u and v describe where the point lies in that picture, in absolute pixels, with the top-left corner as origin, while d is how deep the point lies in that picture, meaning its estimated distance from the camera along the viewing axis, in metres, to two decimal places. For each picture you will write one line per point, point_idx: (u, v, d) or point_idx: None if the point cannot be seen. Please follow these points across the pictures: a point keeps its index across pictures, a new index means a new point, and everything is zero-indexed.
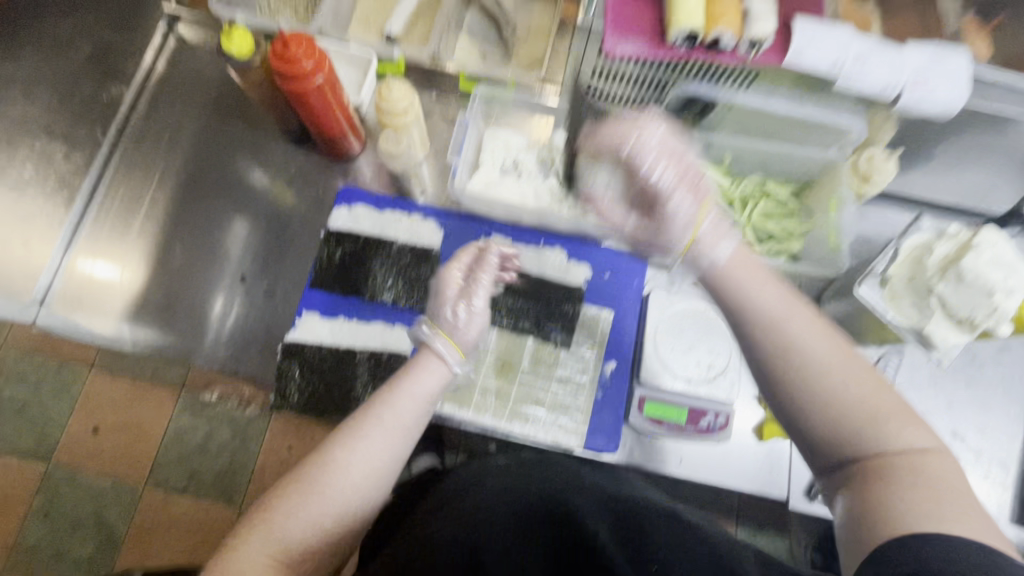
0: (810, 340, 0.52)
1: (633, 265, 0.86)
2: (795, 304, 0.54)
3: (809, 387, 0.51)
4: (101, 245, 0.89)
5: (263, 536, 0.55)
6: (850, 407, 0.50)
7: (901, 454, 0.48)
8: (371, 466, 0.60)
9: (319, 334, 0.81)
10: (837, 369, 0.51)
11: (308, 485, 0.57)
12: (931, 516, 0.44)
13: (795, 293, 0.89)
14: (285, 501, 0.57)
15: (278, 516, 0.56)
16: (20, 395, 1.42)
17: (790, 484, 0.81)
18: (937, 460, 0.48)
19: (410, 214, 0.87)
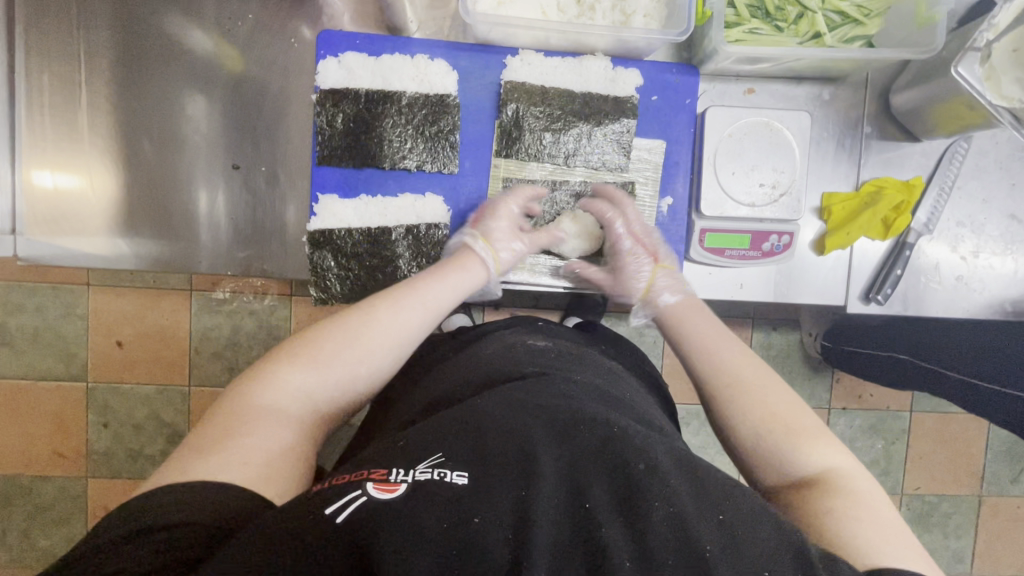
0: (757, 385, 0.58)
1: (685, 80, 0.74)
2: (753, 358, 0.61)
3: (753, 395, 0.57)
4: (55, 158, 0.74)
5: (302, 363, 0.54)
6: (780, 434, 0.54)
7: (816, 471, 0.52)
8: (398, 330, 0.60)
9: (343, 217, 0.72)
10: (779, 412, 0.56)
11: (344, 331, 0.57)
12: (876, 539, 0.45)
13: (861, 87, 0.79)
14: (341, 329, 0.57)
15: (324, 348, 0.55)
16: (27, 325, 1.36)
17: (847, 290, 0.81)
18: (849, 478, 0.51)
19: (412, 56, 0.71)
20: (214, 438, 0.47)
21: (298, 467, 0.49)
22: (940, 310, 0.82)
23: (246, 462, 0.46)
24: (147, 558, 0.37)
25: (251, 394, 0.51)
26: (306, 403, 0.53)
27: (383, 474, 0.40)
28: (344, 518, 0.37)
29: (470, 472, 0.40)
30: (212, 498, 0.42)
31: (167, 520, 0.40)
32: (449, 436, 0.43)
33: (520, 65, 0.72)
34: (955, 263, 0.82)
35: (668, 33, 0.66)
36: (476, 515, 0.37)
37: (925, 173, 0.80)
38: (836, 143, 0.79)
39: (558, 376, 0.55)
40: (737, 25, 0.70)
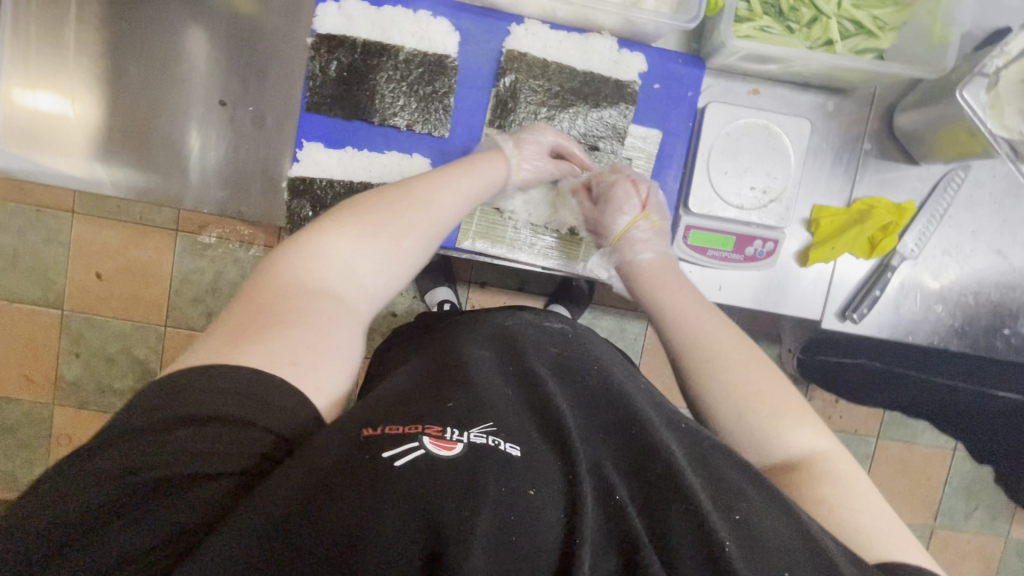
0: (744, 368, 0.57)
1: (690, 72, 0.72)
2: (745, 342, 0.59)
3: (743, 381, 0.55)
4: (39, 79, 0.72)
5: (346, 234, 0.55)
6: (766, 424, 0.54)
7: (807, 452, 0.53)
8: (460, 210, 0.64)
9: (326, 168, 0.70)
10: (765, 392, 0.55)
11: (396, 207, 0.59)
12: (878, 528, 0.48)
13: (867, 102, 0.77)
14: (384, 202, 0.59)
15: (353, 222, 0.56)
16: (5, 245, 1.34)
17: (825, 306, 0.81)
18: (838, 459, 0.53)
19: (415, 11, 0.69)
20: (246, 330, 0.46)
21: (341, 357, 0.50)
22: (913, 336, 0.83)
23: (292, 359, 0.45)
24: (197, 453, 0.37)
25: (297, 261, 0.52)
26: (349, 273, 0.54)
27: (437, 431, 0.42)
28: (402, 464, 0.39)
29: (519, 446, 0.44)
30: (260, 398, 0.42)
31: (189, 423, 0.39)
32: (493, 408, 0.46)
33: (523, 35, 0.70)
34: (935, 292, 0.82)
35: (676, 19, 0.65)
36: (532, 488, 0.41)
37: (918, 197, 0.80)
38: (833, 156, 0.78)
39: (575, 355, 0.59)
40: (748, 21, 0.69)
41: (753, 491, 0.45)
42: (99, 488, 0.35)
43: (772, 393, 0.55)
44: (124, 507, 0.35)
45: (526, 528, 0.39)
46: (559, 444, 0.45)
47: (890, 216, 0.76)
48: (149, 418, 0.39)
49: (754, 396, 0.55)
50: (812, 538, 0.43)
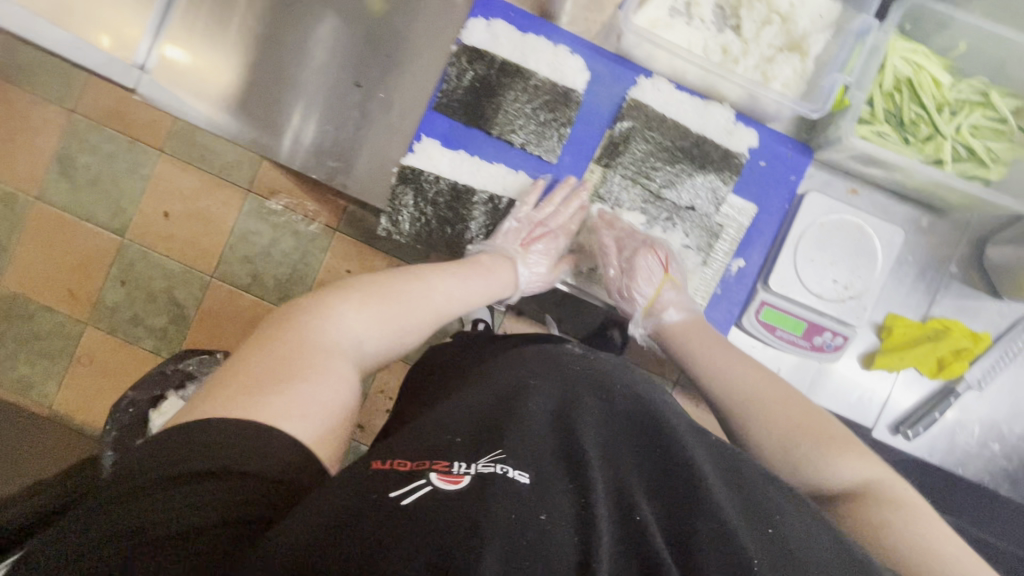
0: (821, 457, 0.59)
1: (797, 158, 0.75)
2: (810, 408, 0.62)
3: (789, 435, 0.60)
4: (200, 29, 0.79)
5: (358, 307, 0.60)
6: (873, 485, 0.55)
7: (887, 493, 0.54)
8: (457, 300, 0.69)
9: (437, 163, 0.74)
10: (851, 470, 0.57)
11: (404, 293, 0.64)
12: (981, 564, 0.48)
13: (958, 227, 0.79)
14: (391, 285, 0.64)
15: (362, 301, 0.60)
16: (92, 165, 1.42)
17: (878, 416, 0.80)
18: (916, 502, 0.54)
19: (556, 44, 0.73)
20: (257, 381, 0.48)
21: (334, 412, 0.51)
22: (964, 469, 0.81)
23: (303, 411, 0.48)
24: (195, 507, 0.38)
25: (309, 325, 0.55)
26: (353, 342, 0.58)
27: (445, 465, 0.43)
28: (408, 502, 0.40)
29: (529, 473, 0.43)
30: (257, 447, 0.43)
31: (204, 466, 0.41)
32: (505, 435, 0.46)
33: (649, 87, 0.74)
34: (995, 430, 0.80)
35: (802, 105, 0.67)
36: (543, 513, 0.41)
37: (995, 331, 0.79)
38: (917, 271, 0.79)
39: (594, 371, 0.57)
40: (867, 123, 0.72)
41: (783, 513, 0.45)
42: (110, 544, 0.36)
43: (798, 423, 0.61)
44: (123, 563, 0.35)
45: (541, 549, 0.39)
46: (573, 469, 0.45)
47: (962, 341, 0.75)
48: (142, 481, 0.40)
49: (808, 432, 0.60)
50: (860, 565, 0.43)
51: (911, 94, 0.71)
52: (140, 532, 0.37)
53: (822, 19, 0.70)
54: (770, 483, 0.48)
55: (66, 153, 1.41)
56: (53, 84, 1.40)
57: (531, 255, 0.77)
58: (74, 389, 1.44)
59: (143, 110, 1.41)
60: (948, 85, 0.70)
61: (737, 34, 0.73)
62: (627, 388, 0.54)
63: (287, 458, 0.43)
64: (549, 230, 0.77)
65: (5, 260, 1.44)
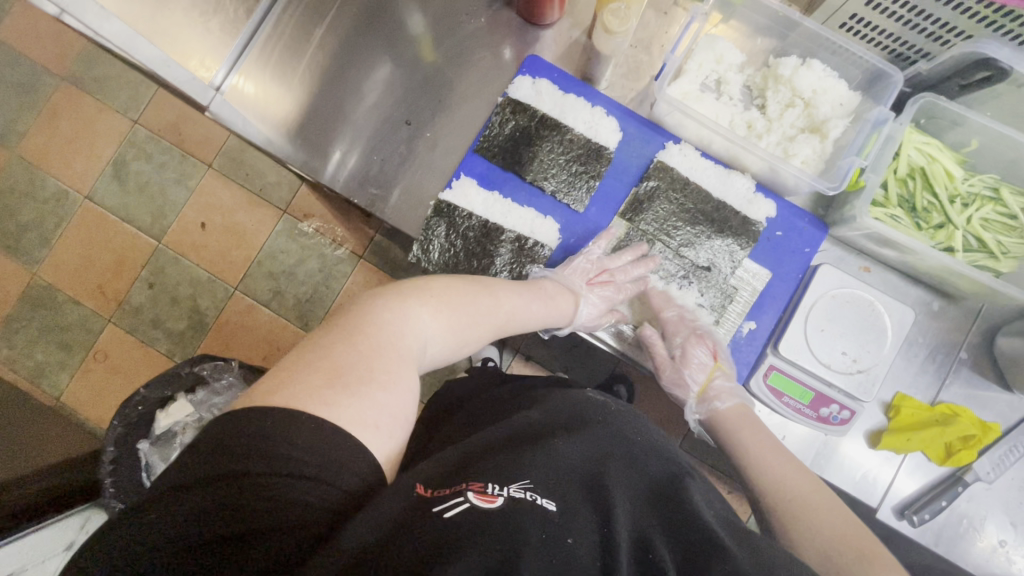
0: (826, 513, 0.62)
1: (812, 231, 0.78)
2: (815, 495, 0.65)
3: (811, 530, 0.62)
4: (272, 65, 0.86)
5: (431, 313, 0.61)
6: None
7: None
8: (518, 322, 0.72)
9: (471, 201, 0.79)
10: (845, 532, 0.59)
11: (475, 311, 0.66)
12: None
13: (968, 315, 0.80)
14: (463, 294, 0.65)
15: (433, 306, 0.62)
16: (144, 172, 1.51)
17: (883, 498, 0.79)
18: None
19: (593, 105, 0.80)
20: (341, 376, 0.49)
21: (399, 416, 0.52)
22: (971, 565, 0.78)
23: (376, 422, 0.49)
24: (272, 505, 0.40)
25: (384, 322, 0.56)
26: (422, 346, 0.59)
27: (480, 486, 0.45)
28: (450, 514, 0.42)
29: (555, 503, 0.46)
30: (332, 453, 0.44)
31: (270, 467, 0.41)
32: (529, 467, 0.48)
33: (677, 152, 0.79)
34: (1004, 527, 0.78)
35: (819, 182, 0.72)
36: (569, 536, 0.43)
37: (1005, 423, 0.79)
38: (926, 353, 0.80)
39: (617, 426, 0.60)
40: (881, 206, 0.75)
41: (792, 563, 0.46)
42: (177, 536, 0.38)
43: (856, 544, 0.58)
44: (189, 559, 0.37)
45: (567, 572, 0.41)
46: (597, 506, 0.47)
47: (970, 428, 0.75)
48: (215, 471, 0.41)
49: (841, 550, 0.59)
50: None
51: (924, 183, 0.75)
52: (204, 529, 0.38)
53: (842, 106, 0.76)
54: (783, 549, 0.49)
55: (122, 159, 1.51)
56: (122, 97, 1.52)
57: (593, 295, 0.78)
58: (84, 384, 1.47)
59: (200, 127, 1.52)
60: (961, 179, 0.74)
61: (761, 113, 0.79)
62: (645, 454, 0.57)
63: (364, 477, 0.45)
64: (612, 279, 0.80)
65: (44, 252, 1.51)
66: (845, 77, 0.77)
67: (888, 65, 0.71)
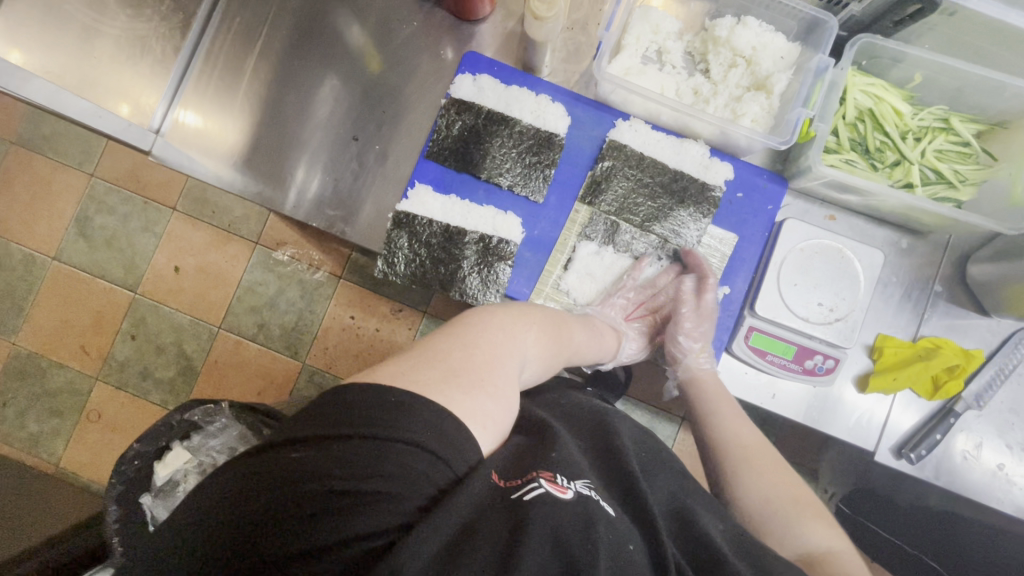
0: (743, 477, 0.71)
1: (771, 187, 0.78)
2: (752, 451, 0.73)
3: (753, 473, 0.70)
4: (209, 101, 0.85)
5: (534, 334, 0.60)
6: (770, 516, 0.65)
7: (820, 549, 0.61)
8: (581, 356, 0.73)
9: (429, 208, 0.78)
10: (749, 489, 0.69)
11: (563, 337, 0.66)
12: None
13: (939, 247, 0.81)
14: (548, 317, 0.66)
15: (527, 318, 0.61)
16: (108, 226, 1.48)
17: (880, 439, 0.80)
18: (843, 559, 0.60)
19: (537, 94, 0.79)
20: (459, 378, 0.48)
21: (498, 428, 0.50)
22: (973, 491, 0.79)
23: (483, 424, 0.48)
24: (396, 470, 0.39)
25: (494, 336, 0.55)
26: (525, 363, 0.58)
27: (550, 476, 0.47)
28: (531, 499, 0.44)
29: (613, 506, 0.48)
30: (453, 433, 0.43)
31: (403, 437, 0.41)
32: (585, 469, 0.52)
33: (627, 129, 0.78)
34: (1001, 449, 0.79)
35: (770, 139, 0.72)
36: (630, 543, 0.45)
37: (987, 348, 0.80)
38: (902, 291, 0.80)
39: (642, 438, 0.65)
40: (835, 152, 0.75)
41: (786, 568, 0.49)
42: (300, 483, 0.37)
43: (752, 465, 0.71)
44: (306, 510, 0.36)
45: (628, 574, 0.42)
46: (640, 513, 0.50)
47: (955, 359, 0.76)
48: (347, 428, 0.40)
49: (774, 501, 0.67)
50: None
51: (875, 124, 0.75)
52: (330, 477, 0.37)
53: (783, 60, 0.76)
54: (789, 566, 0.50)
55: (84, 215, 1.48)
56: (74, 152, 1.49)
57: (632, 330, 0.84)
58: (81, 446, 1.45)
59: (157, 171, 1.49)
60: (909, 114, 0.74)
61: (706, 77, 0.79)
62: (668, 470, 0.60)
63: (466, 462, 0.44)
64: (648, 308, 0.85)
65: (20, 320, 1.48)
66: (782, 30, 0.77)
67: (821, 11, 0.71)
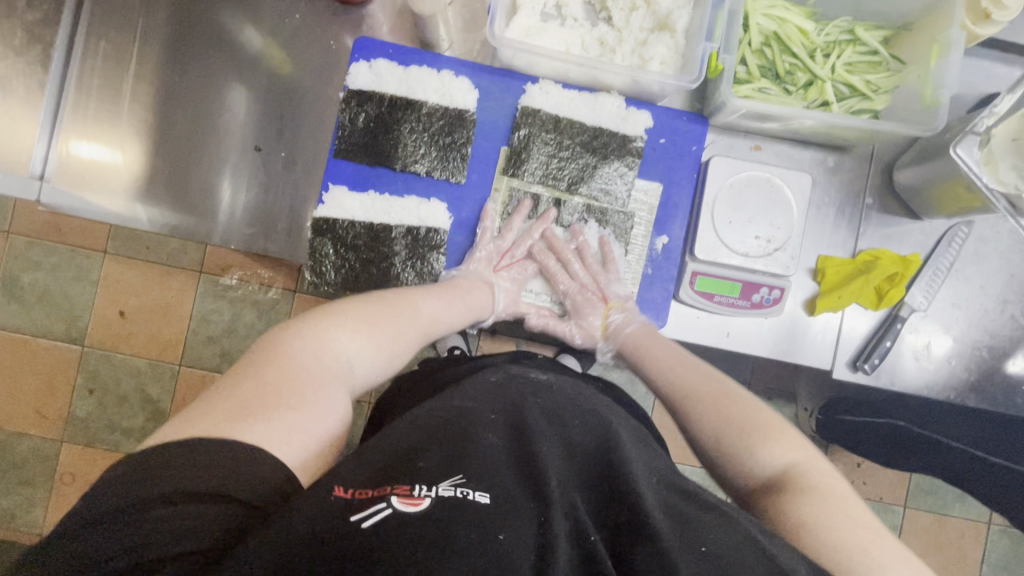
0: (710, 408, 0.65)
1: (692, 128, 0.77)
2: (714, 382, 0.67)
3: (733, 409, 0.63)
4: (91, 136, 0.79)
5: (350, 330, 0.60)
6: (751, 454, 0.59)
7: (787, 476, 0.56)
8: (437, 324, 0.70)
9: (349, 209, 0.74)
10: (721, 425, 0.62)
11: (397, 320, 0.64)
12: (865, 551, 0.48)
13: (866, 159, 0.81)
14: (383, 306, 0.64)
15: (355, 322, 0.61)
16: (38, 282, 1.40)
17: (835, 357, 0.81)
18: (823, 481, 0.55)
19: (439, 71, 0.75)
20: (253, 406, 0.48)
21: (316, 437, 0.50)
22: (930, 389, 0.81)
23: (288, 440, 0.47)
24: (170, 533, 0.38)
25: (297, 349, 0.54)
26: (342, 365, 0.57)
27: (406, 488, 0.43)
28: (368, 525, 0.40)
29: (490, 493, 0.44)
30: (242, 474, 0.42)
31: (169, 497, 0.40)
32: (470, 458, 0.46)
33: (538, 93, 0.75)
34: (950, 345, 0.81)
35: (680, 80, 0.70)
36: (501, 533, 0.42)
37: (923, 251, 0.81)
38: (836, 210, 0.81)
39: (557, 395, 0.59)
40: (747, 82, 0.74)
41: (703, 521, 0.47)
42: None
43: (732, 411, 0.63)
44: None
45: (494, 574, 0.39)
46: (535, 487, 0.46)
47: (895, 269, 0.77)
48: (104, 511, 0.39)
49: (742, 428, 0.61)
50: (758, 550, 0.44)
51: (781, 46, 0.74)
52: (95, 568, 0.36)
53: None
54: (710, 510, 0.48)
55: (9, 275, 1.39)
56: None
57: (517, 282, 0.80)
58: (63, 511, 1.39)
59: (76, 216, 1.40)
60: (815, 31, 0.73)
61: (609, 25, 0.76)
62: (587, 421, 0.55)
63: (258, 489, 0.43)
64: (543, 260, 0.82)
65: None
66: None
67: None
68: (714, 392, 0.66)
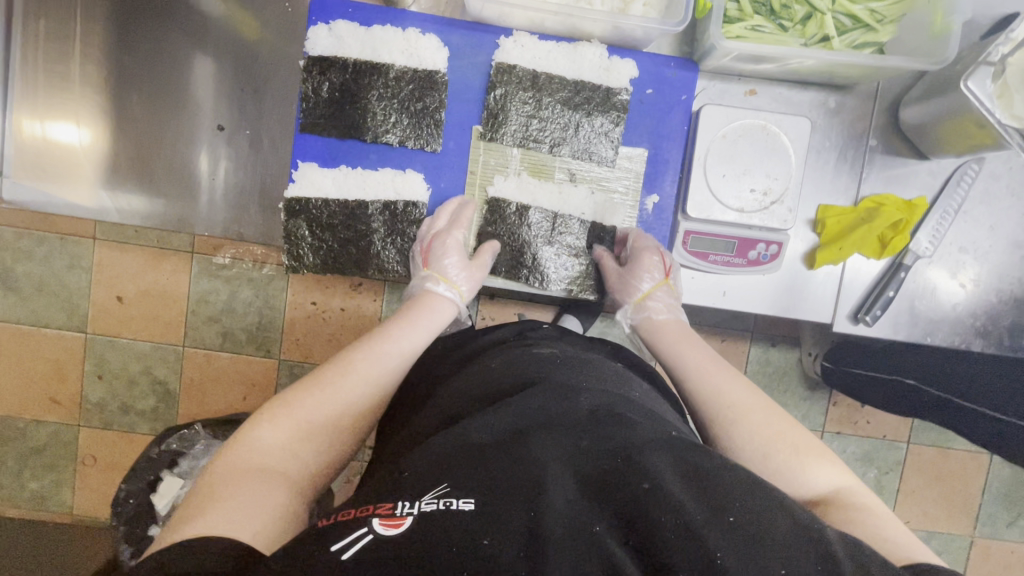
0: (732, 393, 0.62)
1: (682, 75, 0.72)
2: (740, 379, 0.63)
3: (751, 421, 0.58)
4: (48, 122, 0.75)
5: (273, 419, 0.52)
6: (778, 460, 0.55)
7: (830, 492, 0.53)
8: (406, 350, 0.64)
9: (322, 188, 0.71)
10: (743, 410, 0.60)
11: (326, 383, 0.56)
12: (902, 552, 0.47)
13: (871, 96, 0.75)
14: (315, 378, 0.57)
15: (283, 403, 0.54)
16: (33, 272, 1.38)
17: (836, 309, 0.78)
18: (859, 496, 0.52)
19: (404, 29, 0.69)
20: (186, 514, 0.43)
21: (277, 512, 0.45)
22: (933, 337, 0.79)
23: (232, 518, 0.43)
24: None
25: (224, 458, 0.49)
26: (274, 452, 0.50)
27: (387, 509, 0.39)
28: (348, 555, 0.36)
29: (475, 497, 0.39)
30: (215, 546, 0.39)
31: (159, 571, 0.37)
32: (463, 456, 0.43)
33: (512, 46, 0.70)
34: (955, 291, 0.78)
35: (664, 24, 0.64)
36: (485, 536, 0.36)
37: (930, 193, 0.77)
38: (838, 154, 0.76)
39: (562, 380, 0.55)
40: (739, 21, 0.68)
41: (733, 482, 0.42)
42: None
43: (744, 411, 0.60)
44: None
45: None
46: (531, 478, 0.40)
47: (902, 216, 0.73)
48: None
49: (773, 438, 0.57)
50: (810, 538, 0.38)
51: None
52: None
53: None
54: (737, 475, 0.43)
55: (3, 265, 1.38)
56: None
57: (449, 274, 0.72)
58: (88, 490, 1.44)
59: None
60: None
61: None
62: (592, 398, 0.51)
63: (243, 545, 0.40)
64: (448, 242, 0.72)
65: None
66: None
67: None
68: (729, 381, 0.63)
